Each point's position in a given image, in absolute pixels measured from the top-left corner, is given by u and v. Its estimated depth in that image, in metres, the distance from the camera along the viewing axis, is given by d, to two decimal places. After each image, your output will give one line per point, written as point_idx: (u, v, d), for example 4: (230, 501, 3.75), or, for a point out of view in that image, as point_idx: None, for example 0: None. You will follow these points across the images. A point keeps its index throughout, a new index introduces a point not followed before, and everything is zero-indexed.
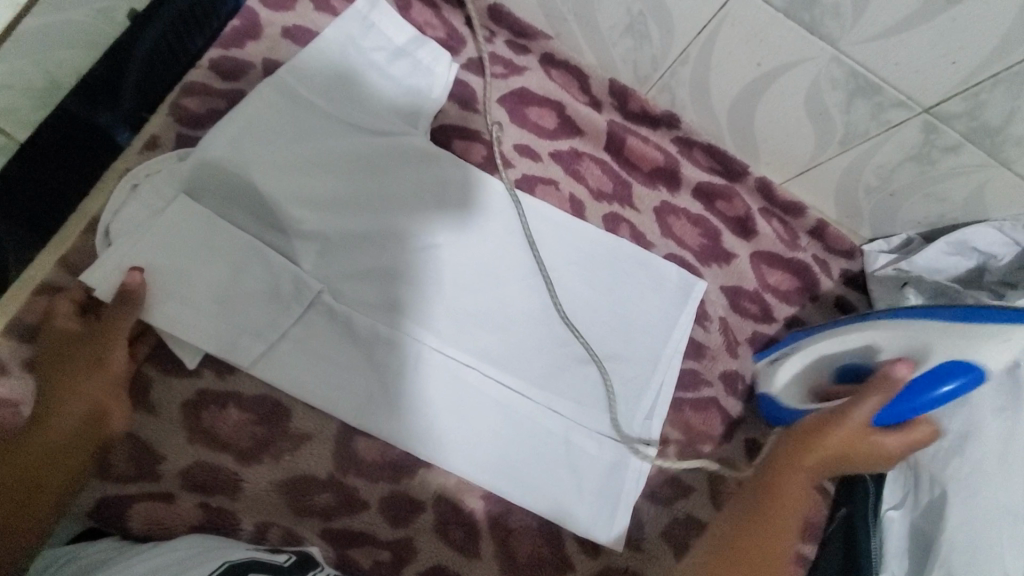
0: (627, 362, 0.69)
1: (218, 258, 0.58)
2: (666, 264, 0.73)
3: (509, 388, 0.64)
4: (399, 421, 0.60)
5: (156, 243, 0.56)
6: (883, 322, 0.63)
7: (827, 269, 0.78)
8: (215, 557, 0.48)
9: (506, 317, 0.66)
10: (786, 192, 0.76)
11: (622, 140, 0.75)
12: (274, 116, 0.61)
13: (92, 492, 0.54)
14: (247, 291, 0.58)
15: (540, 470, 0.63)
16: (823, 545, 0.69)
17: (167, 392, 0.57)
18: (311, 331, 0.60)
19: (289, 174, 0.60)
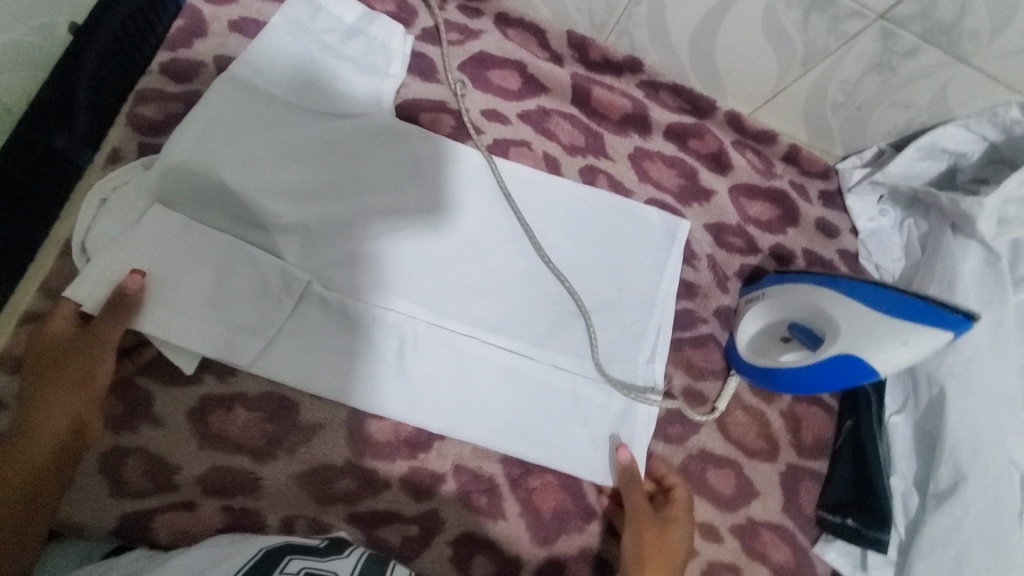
0: (625, 310, 0.70)
1: (202, 262, 0.57)
2: (648, 209, 0.73)
3: (510, 353, 0.65)
4: (407, 397, 0.61)
5: (138, 252, 0.55)
6: (842, 299, 0.62)
7: (805, 193, 0.79)
8: (249, 548, 0.49)
9: (497, 284, 0.67)
10: (756, 122, 0.77)
11: (588, 91, 0.74)
12: (235, 110, 0.60)
13: (112, 510, 0.53)
14: (237, 290, 0.58)
15: (552, 425, 0.64)
16: (834, 459, 0.71)
17: (168, 401, 0.56)
18: (306, 322, 0.59)
19: (258, 168, 0.59)
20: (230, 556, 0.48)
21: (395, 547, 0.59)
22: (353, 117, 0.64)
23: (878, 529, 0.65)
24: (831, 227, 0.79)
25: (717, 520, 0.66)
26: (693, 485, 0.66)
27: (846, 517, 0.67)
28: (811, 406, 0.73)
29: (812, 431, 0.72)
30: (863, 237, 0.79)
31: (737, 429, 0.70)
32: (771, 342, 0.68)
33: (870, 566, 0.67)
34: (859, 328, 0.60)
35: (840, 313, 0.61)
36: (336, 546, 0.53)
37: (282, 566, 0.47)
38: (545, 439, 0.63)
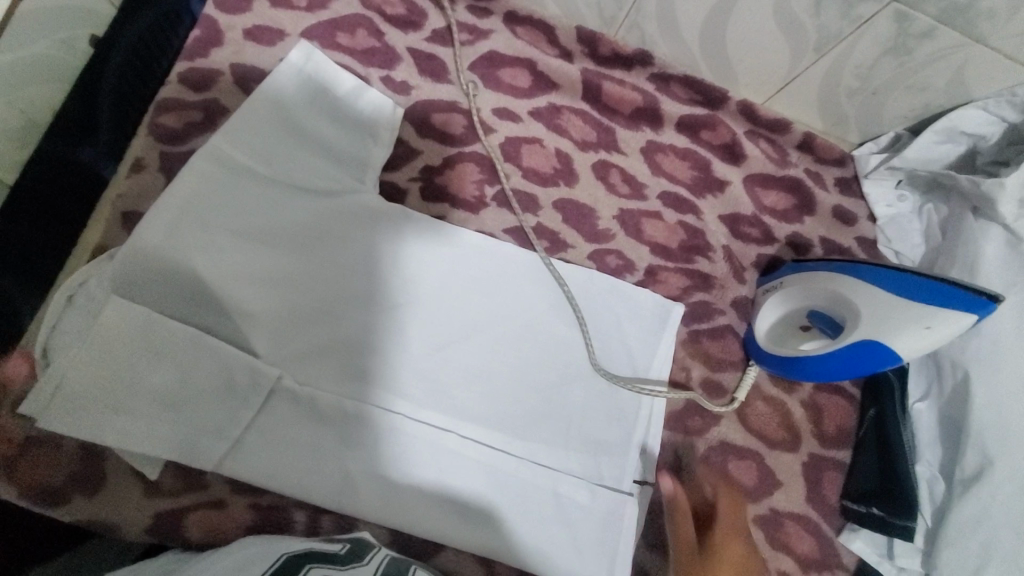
0: (612, 397, 0.66)
1: (164, 365, 0.54)
2: (640, 291, 0.69)
3: (494, 442, 0.61)
4: (380, 498, 0.57)
5: (92, 359, 0.52)
6: (862, 286, 0.61)
7: (820, 181, 0.78)
8: (270, 556, 0.47)
9: (480, 368, 0.64)
10: (768, 110, 0.77)
11: (598, 86, 0.74)
12: (205, 198, 0.56)
13: (146, 509, 0.55)
14: (203, 391, 0.55)
15: (536, 524, 0.60)
16: (857, 448, 0.71)
17: (129, 511, 0.54)
18: (278, 421, 0.57)
19: (227, 261, 0.56)
20: (252, 563, 0.46)
21: (417, 543, 0.58)
22: (334, 198, 0.62)
23: (904, 517, 0.65)
24: (848, 214, 0.78)
25: None
26: (714, 477, 0.67)
27: (871, 506, 0.67)
28: (832, 395, 0.72)
29: (834, 420, 0.71)
30: (881, 224, 0.79)
31: (757, 419, 0.70)
32: (790, 331, 0.68)
33: (896, 554, 0.66)
34: (880, 314, 0.60)
35: (861, 300, 0.61)
36: (357, 552, 0.50)
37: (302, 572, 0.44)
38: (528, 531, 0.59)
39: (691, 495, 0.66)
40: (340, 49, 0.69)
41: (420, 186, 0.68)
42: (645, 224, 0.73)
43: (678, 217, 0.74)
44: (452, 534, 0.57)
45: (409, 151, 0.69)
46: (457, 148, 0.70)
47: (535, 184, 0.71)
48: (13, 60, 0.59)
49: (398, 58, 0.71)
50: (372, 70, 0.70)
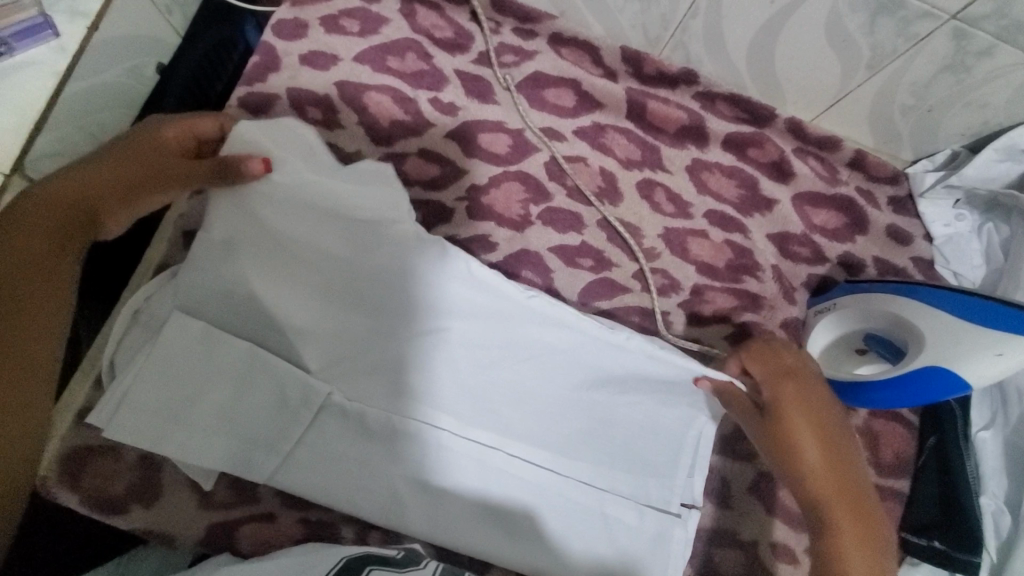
0: (659, 422, 0.62)
1: (223, 381, 0.56)
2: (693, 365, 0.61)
3: (537, 460, 0.61)
4: (425, 513, 0.58)
5: (156, 376, 0.55)
6: (926, 309, 0.59)
7: (873, 199, 0.76)
8: (331, 557, 0.47)
9: (528, 387, 0.62)
10: (817, 128, 0.76)
11: (643, 105, 0.74)
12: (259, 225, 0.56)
13: (199, 521, 0.56)
14: (258, 405, 0.57)
15: (581, 543, 0.59)
16: (917, 477, 0.68)
17: (183, 518, 0.56)
18: (326, 436, 0.58)
19: (278, 280, 0.58)
20: (313, 567, 0.46)
21: (466, 561, 0.59)
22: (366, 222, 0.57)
23: (967, 551, 0.62)
24: (903, 234, 0.76)
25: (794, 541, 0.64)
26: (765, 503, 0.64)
27: (933, 540, 0.64)
28: (889, 421, 0.69)
29: (891, 448, 0.69)
30: (938, 244, 0.76)
31: None
32: (844, 353, 0.66)
33: None
34: (947, 341, 0.57)
35: (925, 325, 0.59)
36: (413, 557, 0.49)
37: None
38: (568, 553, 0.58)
39: (740, 521, 0.64)
40: (390, 71, 0.71)
41: (466, 205, 0.68)
42: (691, 243, 0.72)
43: (725, 236, 0.73)
44: (496, 551, 0.57)
45: (456, 170, 0.69)
46: (503, 167, 0.70)
47: (580, 203, 0.71)
48: (88, 88, 0.62)
49: (446, 80, 0.72)
50: (420, 92, 0.71)
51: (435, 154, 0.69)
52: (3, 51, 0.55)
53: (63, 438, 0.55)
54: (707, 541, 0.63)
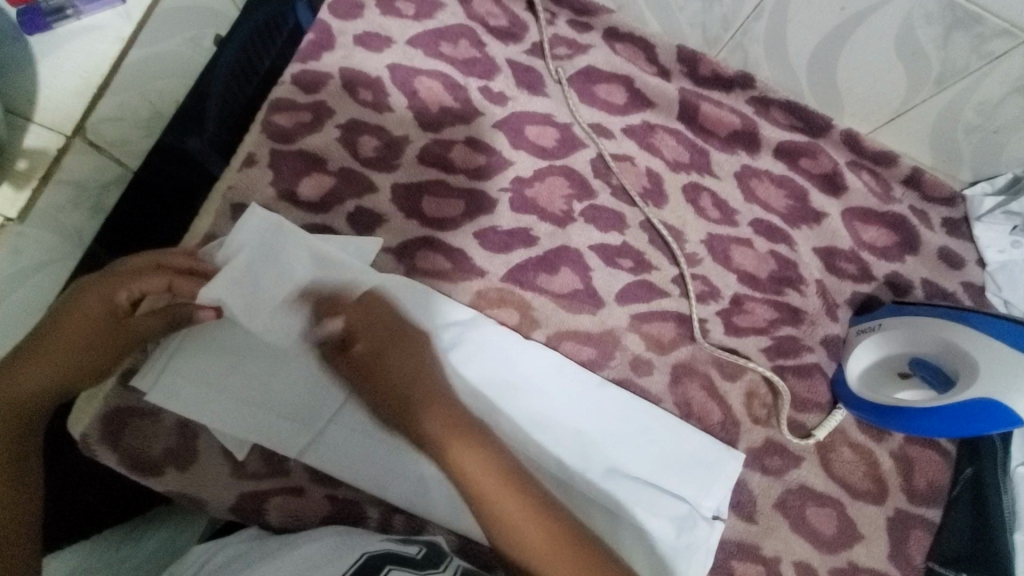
0: (683, 452, 0.63)
1: (269, 372, 0.58)
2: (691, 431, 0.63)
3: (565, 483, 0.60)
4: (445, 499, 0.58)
5: (199, 364, 0.57)
6: (978, 337, 0.58)
7: (927, 219, 0.74)
8: (351, 552, 0.46)
9: (557, 411, 0.62)
10: (873, 142, 0.73)
11: (695, 107, 0.73)
12: (284, 257, 0.58)
13: (231, 488, 0.57)
14: (295, 396, 0.58)
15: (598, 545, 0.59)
16: (949, 509, 0.66)
17: (214, 486, 0.57)
18: (356, 416, 0.59)
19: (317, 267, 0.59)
20: (335, 560, 0.45)
21: (484, 554, 0.59)
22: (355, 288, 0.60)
23: None
24: (954, 257, 0.73)
25: (817, 561, 0.63)
26: (790, 521, 0.63)
27: (961, 573, 0.62)
28: (925, 449, 0.68)
29: (925, 476, 0.67)
30: (990, 270, 0.74)
31: (842, 466, 0.66)
32: (886, 376, 0.64)
33: None
34: (1000, 371, 0.56)
35: (977, 353, 0.57)
36: (432, 558, 0.48)
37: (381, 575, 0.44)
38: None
39: (765, 537, 0.63)
40: (442, 57, 0.71)
41: (508, 197, 0.68)
42: (734, 251, 0.71)
43: (769, 247, 0.71)
44: None
45: (501, 161, 0.69)
46: (549, 162, 0.70)
47: (624, 203, 0.70)
48: (152, 54, 0.63)
49: (497, 69, 0.72)
50: (471, 79, 0.70)
51: (482, 144, 0.69)
52: (71, 14, 0.59)
53: (105, 398, 0.56)
54: (729, 553, 0.62)
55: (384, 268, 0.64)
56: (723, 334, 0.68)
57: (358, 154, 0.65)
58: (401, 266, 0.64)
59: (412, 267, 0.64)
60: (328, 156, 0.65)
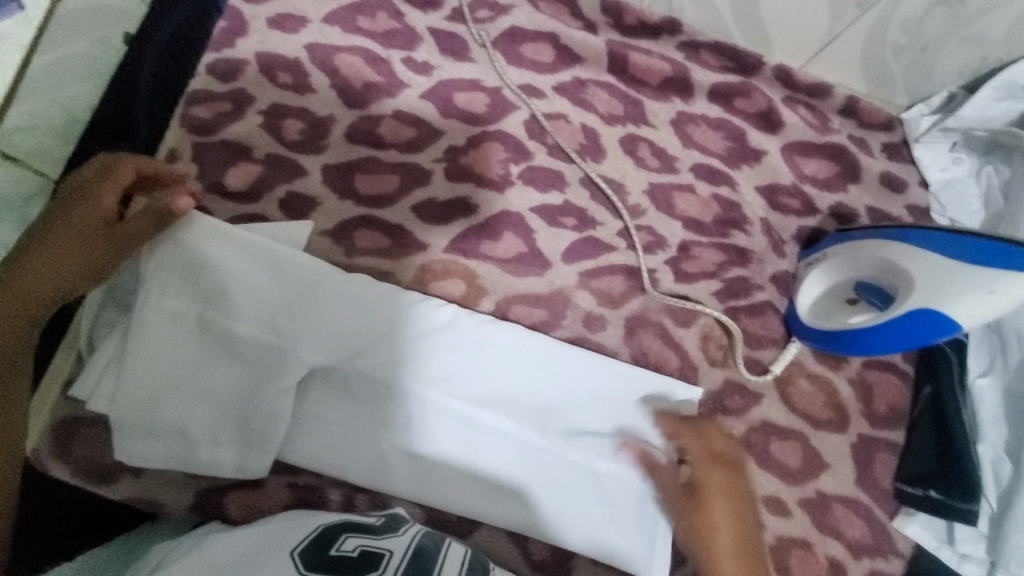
0: (645, 398, 0.62)
1: (209, 371, 0.56)
2: (653, 382, 0.63)
3: (532, 448, 0.59)
4: (412, 478, 0.57)
5: (137, 378, 0.54)
6: (912, 250, 0.58)
7: (866, 146, 0.74)
8: (305, 526, 0.45)
9: (514, 378, 0.60)
10: (806, 75, 0.73)
11: (624, 57, 0.72)
12: (204, 256, 0.56)
13: (188, 488, 0.56)
14: (243, 396, 0.56)
15: (573, 504, 0.58)
16: (912, 428, 0.66)
17: (167, 488, 0.56)
18: (313, 403, 0.58)
19: (245, 258, 0.57)
20: (288, 535, 0.44)
21: (453, 522, 0.58)
22: (287, 274, 0.58)
23: (963, 500, 0.61)
24: (897, 181, 0.73)
25: (785, 494, 0.63)
26: (756, 457, 0.64)
27: (928, 489, 0.63)
28: (883, 372, 0.68)
29: (885, 399, 0.68)
30: (934, 191, 0.74)
31: (802, 398, 0.66)
32: (836, 304, 0.65)
33: (957, 540, 0.62)
34: (937, 279, 0.56)
35: (913, 266, 0.58)
36: (393, 524, 0.48)
37: (337, 544, 0.43)
38: (568, 543, 0.58)
39: None
40: (361, 32, 0.69)
41: (443, 167, 0.67)
42: (677, 198, 0.70)
43: (712, 190, 0.71)
44: (485, 509, 0.57)
45: (432, 131, 0.68)
46: (481, 128, 0.69)
47: (561, 161, 0.70)
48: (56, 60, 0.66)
49: (419, 39, 0.70)
50: (393, 52, 0.69)
51: (411, 116, 0.67)
52: None
53: (50, 409, 0.55)
54: None
55: (322, 251, 0.63)
56: (673, 282, 0.68)
57: (283, 139, 0.64)
58: (340, 247, 0.63)
59: (352, 247, 0.63)
60: (253, 144, 0.64)
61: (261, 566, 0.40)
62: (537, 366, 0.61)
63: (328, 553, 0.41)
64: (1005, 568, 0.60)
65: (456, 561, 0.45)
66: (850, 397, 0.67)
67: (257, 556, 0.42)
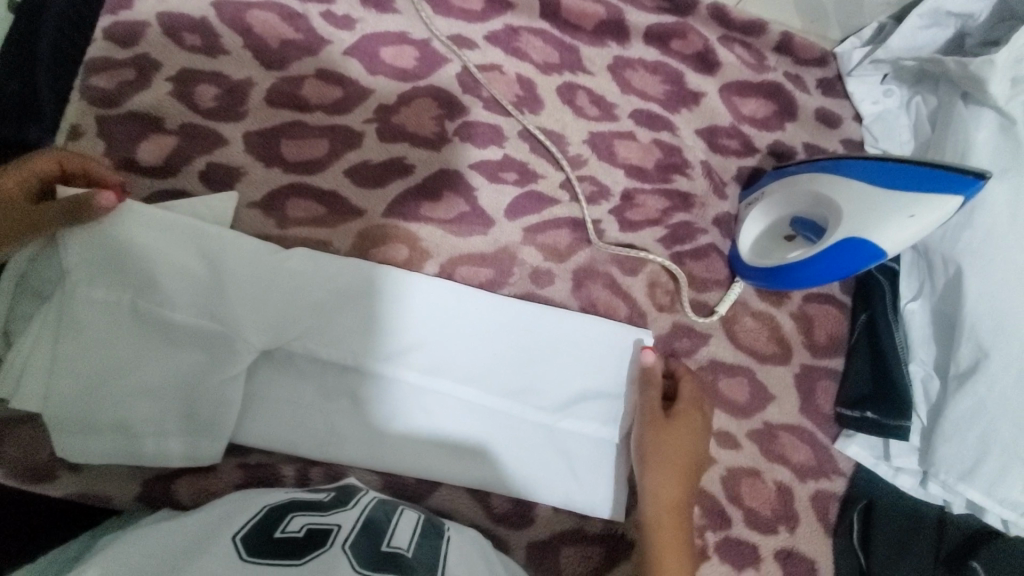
0: (597, 349, 0.63)
1: (148, 363, 0.53)
2: (605, 330, 0.63)
3: (489, 408, 0.59)
4: (371, 448, 0.57)
5: (73, 375, 0.51)
6: (842, 181, 0.59)
7: (801, 83, 0.74)
8: (248, 510, 0.45)
9: (465, 342, 0.60)
10: (741, 13, 0.72)
11: (556, 1, 0.69)
12: (124, 246, 0.53)
13: (133, 476, 0.54)
14: (188, 384, 0.54)
15: (533, 460, 0.60)
16: (851, 354, 0.69)
17: (115, 486, 0.54)
18: (264, 386, 0.57)
19: (172, 241, 0.54)
20: (231, 518, 0.43)
21: (411, 486, 0.58)
22: (221, 254, 0.55)
23: (896, 418, 0.64)
24: (832, 116, 0.74)
25: (734, 427, 0.66)
26: (705, 396, 0.66)
27: (865, 411, 0.66)
28: (823, 305, 0.71)
29: (825, 330, 0.70)
30: (867, 124, 0.75)
31: (747, 336, 0.68)
32: (775, 241, 0.66)
33: (892, 455, 0.65)
34: (864, 208, 0.57)
35: (842, 196, 0.59)
36: (342, 498, 0.48)
37: (282, 525, 0.43)
38: (526, 495, 0.59)
39: None
40: None
41: (376, 127, 0.64)
42: (618, 146, 0.69)
43: (652, 136, 0.70)
44: (447, 472, 0.57)
45: (360, 90, 0.64)
46: (412, 84, 0.66)
47: (498, 115, 0.67)
48: None
49: None
50: (310, 7, 0.65)
51: (335, 75, 0.64)
52: None
53: None
54: None
55: (252, 224, 0.60)
56: (619, 231, 0.68)
57: (198, 107, 0.60)
58: (271, 219, 0.60)
59: (285, 217, 0.60)
60: (164, 114, 0.60)
61: (200, 551, 0.39)
62: (492, 327, 0.61)
63: (274, 535, 0.41)
64: (933, 478, 0.62)
65: (408, 529, 0.46)
66: (792, 330, 0.69)
67: (196, 540, 0.41)
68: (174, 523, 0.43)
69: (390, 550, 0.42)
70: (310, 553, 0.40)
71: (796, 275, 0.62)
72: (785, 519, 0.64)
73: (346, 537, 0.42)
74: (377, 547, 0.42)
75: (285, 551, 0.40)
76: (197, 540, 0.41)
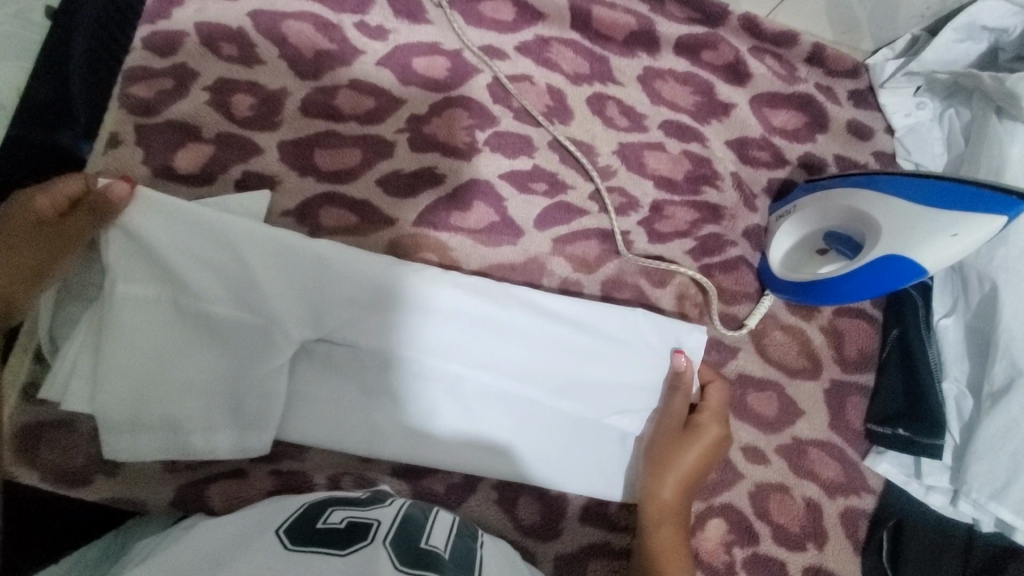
0: (643, 347, 0.60)
1: (194, 360, 0.53)
2: (650, 328, 0.60)
3: (528, 408, 0.58)
4: (410, 442, 0.57)
5: (118, 376, 0.50)
6: (879, 197, 0.59)
7: (833, 94, 0.74)
8: (290, 508, 0.45)
9: (506, 342, 0.56)
10: (772, 24, 0.72)
11: (588, 12, 0.69)
12: (156, 241, 0.51)
13: (168, 483, 0.55)
14: (232, 379, 0.54)
15: (572, 456, 0.59)
16: (881, 370, 0.69)
17: (151, 492, 0.55)
18: (304, 380, 0.57)
19: (204, 234, 0.52)
20: (272, 516, 0.44)
21: (440, 493, 0.59)
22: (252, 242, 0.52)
23: (928, 436, 0.63)
24: (864, 129, 0.74)
25: (763, 442, 0.65)
26: (733, 409, 0.65)
27: (897, 428, 0.65)
28: (853, 319, 0.70)
29: (856, 344, 0.70)
30: (899, 136, 0.74)
31: (776, 350, 0.68)
32: (807, 256, 0.66)
33: (923, 474, 0.64)
34: (903, 224, 0.57)
35: (880, 212, 0.58)
36: (379, 497, 0.48)
37: (324, 517, 0.43)
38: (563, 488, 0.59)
39: None
40: None
41: (407, 137, 0.64)
42: (647, 157, 0.69)
43: (681, 147, 0.70)
44: (484, 467, 0.58)
45: (392, 101, 0.65)
46: (443, 94, 0.66)
47: (528, 125, 0.68)
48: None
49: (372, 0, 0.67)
50: (344, 17, 0.66)
51: (368, 85, 0.64)
52: None
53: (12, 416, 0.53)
54: None
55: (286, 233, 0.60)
56: (648, 243, 0.68)
57: (234, 116, 0.61)
58: (304, 228, 0.60)
59: (318, 226, 0.61)
60: (201, 122, 0.60)
61: (247, 545, 0.40)
62: (535, 324, 0.57)
63: (317, 526, 0.42)
64: (964, 496, 0.61)
65: (444, 529, 0.46)
66: (821, 344, 0.69)
67: (239, 539, 0.41)
68: (216, 523, 0.44)
69: (428, 547, 0.42)
70: (353, 544, 0.40)
71: (825, 292, 0.62)
72: (812, 536, 0.63)
73: (386, 532, 0.42)
74: (415, 544, 0.42)
75: (327, 541, 0.40)
76: (240, 536, 0.42)
